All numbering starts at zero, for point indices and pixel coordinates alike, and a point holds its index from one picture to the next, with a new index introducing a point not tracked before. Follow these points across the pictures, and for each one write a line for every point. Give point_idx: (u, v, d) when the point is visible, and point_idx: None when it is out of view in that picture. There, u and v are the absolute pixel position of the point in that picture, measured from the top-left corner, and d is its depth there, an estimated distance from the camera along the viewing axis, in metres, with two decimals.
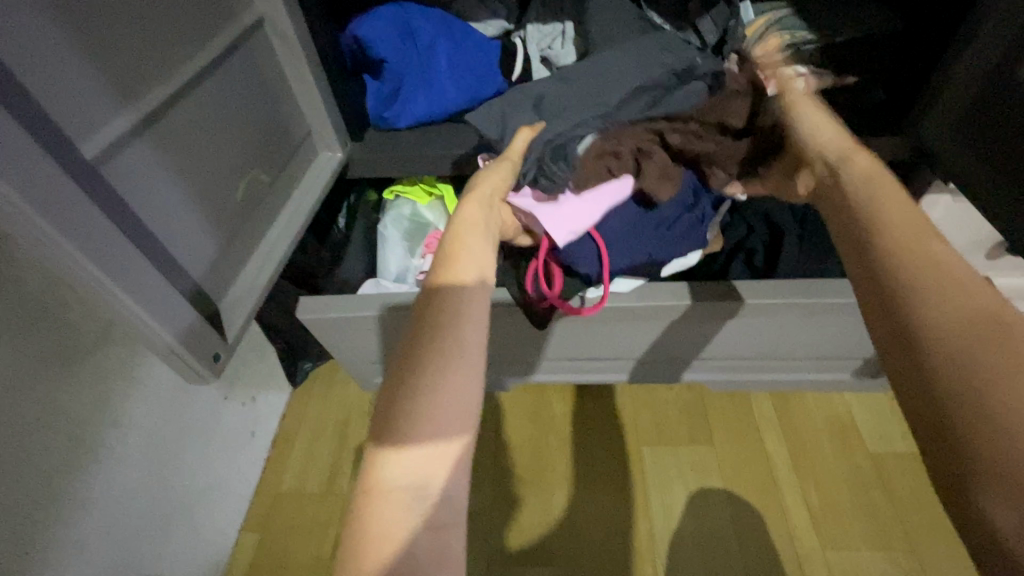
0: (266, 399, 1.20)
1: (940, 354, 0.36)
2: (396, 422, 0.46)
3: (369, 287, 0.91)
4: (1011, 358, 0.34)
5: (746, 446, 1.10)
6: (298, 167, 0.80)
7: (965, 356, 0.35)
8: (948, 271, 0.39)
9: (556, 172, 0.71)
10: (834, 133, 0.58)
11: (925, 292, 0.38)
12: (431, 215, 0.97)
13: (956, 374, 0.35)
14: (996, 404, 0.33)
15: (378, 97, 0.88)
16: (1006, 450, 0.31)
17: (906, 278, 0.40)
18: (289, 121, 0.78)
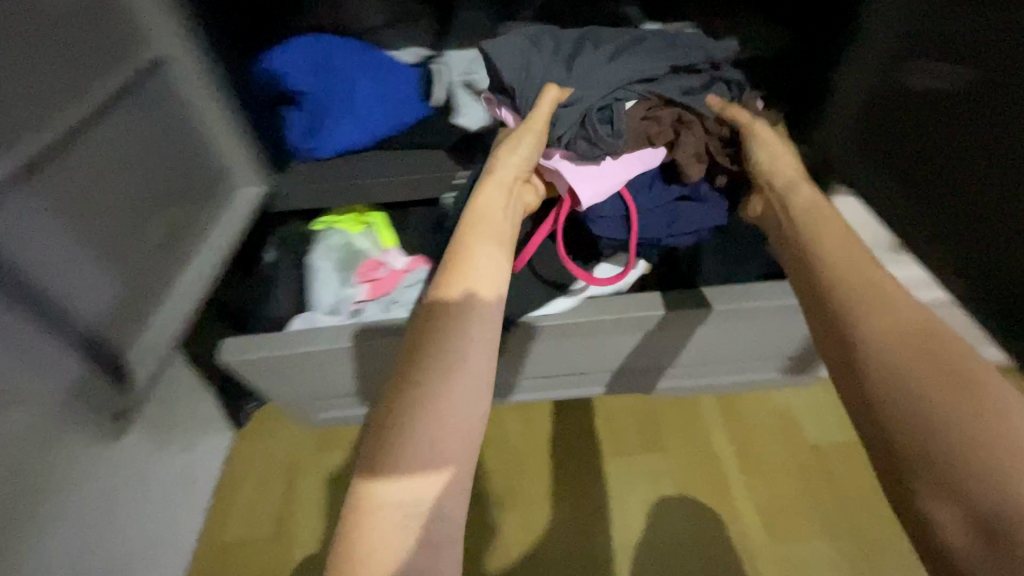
0: (207, 445, 1.14)
1: (873, 377, 0.46)
2: (398, 444, 0.47)
3: (301, 322, 0.88)
4: (944, 385, 0.43)
5: (696, 449, 1.12)
6: (214, 205, 0.78)
7: (896, 380, 0.45)
8: (893, 311, 0.49)
9: (602, 133, 0.70)
10: (790, 164, 0.70)
11: (860, 326, 0.50)
12: (364, 243, 0.95)
13: (900, 393, 0.44)
14: (923, 417, 0.42)
15: (299, 127, 0.85)
16: (928, 449, 0.41)
17: (853, 315, 0.50)
18: (201, 157, 0.76)
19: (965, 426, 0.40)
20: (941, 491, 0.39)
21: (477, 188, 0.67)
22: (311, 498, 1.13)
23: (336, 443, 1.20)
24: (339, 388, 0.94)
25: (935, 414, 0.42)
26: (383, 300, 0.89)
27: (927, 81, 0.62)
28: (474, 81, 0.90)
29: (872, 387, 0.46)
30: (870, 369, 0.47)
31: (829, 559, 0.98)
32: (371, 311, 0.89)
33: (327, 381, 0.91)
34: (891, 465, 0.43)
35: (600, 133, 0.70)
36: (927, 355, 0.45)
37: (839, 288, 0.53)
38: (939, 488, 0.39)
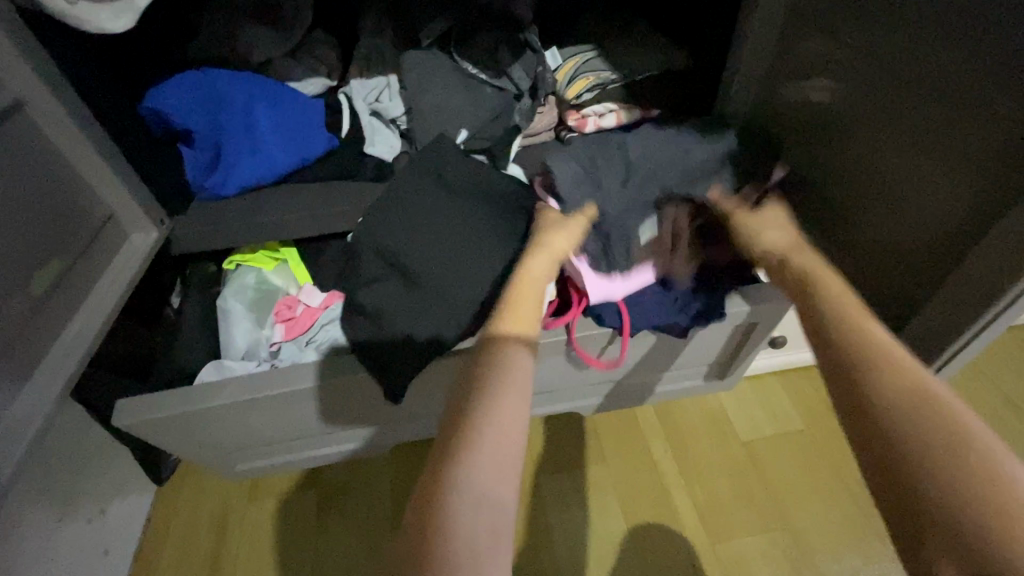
0: (122, 507, 1.05)
1: (873, 397, 0.55)
2: (464, 455, 0.55)
3: (210, 371, 0.83)
4: (920, 406, 0.53)
5: (635, 457, 1.13)
6: (99, 256, 0.72)
7: (889, 397, 0.55)
8: (892, 363, 0.57)
9: (616, 255, 0.79)
10: (785, 236, 0.76)
11: (852, 353, 0.59)
12: (279, 280, 0.91)
13: (875, 388, 0.56)
14: (930, 446, 0.50)
15: (197, 165, 0.82)
16: (932, 462, 0.49)
17: (859, 362, 0.58)
18: (82, 205, 0.70)
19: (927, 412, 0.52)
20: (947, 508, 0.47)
21: (528, 258, 0.74)
22: (243, 552, 1.06)
23: (270, 488, 1.14)
24: (256, 435, 0.92)
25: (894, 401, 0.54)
26: (301, 340, 0.87)
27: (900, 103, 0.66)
28: (383, 109, 0.89)
29: (876, 409, 0.55)
30: (869, 391, 0.56)
31: (764, 553, 1.02)
32: (291, 352, 0.86)
33: (242, 429, 0.88)
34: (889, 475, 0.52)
35: (626, 219, 0.78)
36: (915, 390, 0.54)
37: (814, 301, 0.67)
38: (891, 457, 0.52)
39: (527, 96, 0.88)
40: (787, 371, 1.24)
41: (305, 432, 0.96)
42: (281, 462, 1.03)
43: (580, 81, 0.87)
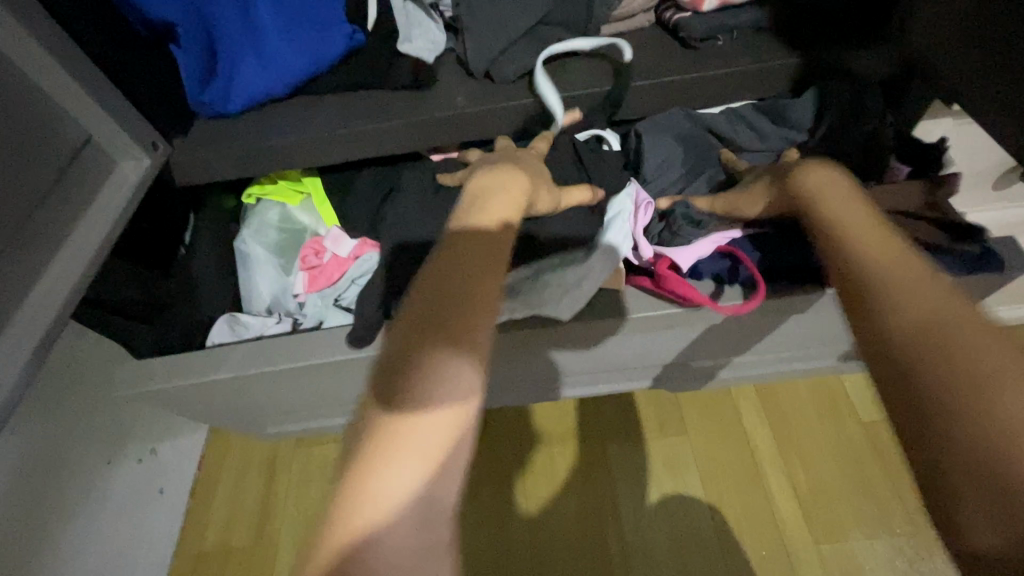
0: (170, 448, 1.01)
1: (891, 338, 0.33)
2: (408, 392, 0.33)
3: (223, 328, 0.73)
4: (944, 349, 0.31)
5: (725, 434, 0.95)
6: (82, 185, 0.58)
7: (912, 338, 0.32)
8: (915, 281, 0.35)
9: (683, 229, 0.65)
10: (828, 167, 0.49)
11: (878, 274, 0.36)
12: (307, 219, 0.77)
13: (897, 318, 0.33)
14: (989, 433, 0.28)
15: (196, 74, 0.65)
16: (992, 453, 0.27)
17: (884, 288, 0.35)
18: (50, 123, 0.55)
19: (1000, 388, 0.28)
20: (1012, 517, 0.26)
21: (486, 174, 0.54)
22: (291, 502, 1.03)
23: (316, 438, 1.08)
24: (283, 399, 0.81)
25: (974, 406, 0.29)
26: (329, 294, 0.74)
27: None
28: None
29: (904, 345, 0.32)
30: (887, 332, 0.33)
31: (885, 560, 0.84)
32: (316, 306, 0.74)
33: (264, 394, 0.77)
34: (949, 485, 0.28)
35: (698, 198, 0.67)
36: (937, 318, 0.32)
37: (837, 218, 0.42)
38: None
39: None
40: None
41: (338, 399, 0.83)
42: (323, 423, 0.93)
43: None
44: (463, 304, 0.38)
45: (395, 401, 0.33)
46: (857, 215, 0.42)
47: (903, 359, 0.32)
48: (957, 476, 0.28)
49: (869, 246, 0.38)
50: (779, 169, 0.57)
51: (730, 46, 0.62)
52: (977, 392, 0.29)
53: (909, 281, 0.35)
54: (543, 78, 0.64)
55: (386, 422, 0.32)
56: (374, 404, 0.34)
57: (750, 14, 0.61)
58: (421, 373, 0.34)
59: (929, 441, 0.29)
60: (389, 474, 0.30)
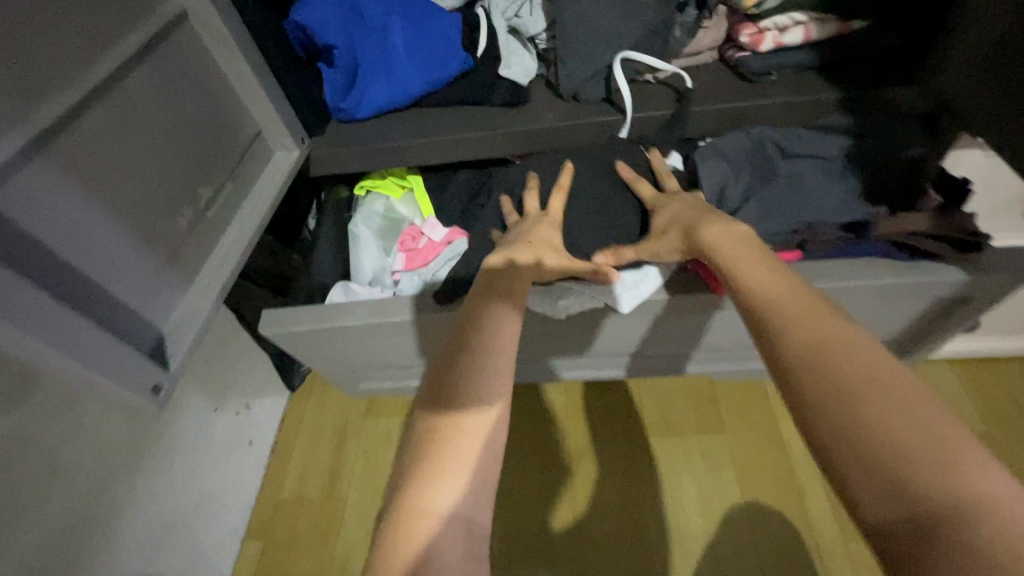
0: (261, 405, 1.16)
1: (789, 359, 0.39)
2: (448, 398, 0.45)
3: (339, 293, 0.86)
4: (839, 360, 0.37)
5: (759, 432, 1.03)
6: (251, 168, 0.75)
7: (801, 355, 0.38)
8: (803, 311, 0.41)
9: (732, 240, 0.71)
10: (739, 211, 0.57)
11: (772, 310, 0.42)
12: (405, 210, 0.91)
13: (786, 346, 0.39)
14: (869, 422, 0.33)
15: (336, 85, 0.81)
16: (870, 433, 0.33)
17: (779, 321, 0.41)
18: (234, 120, 0.71)
19: (887, 399, 0.34)
20: (884, 490, 0.31)
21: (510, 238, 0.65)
22: (359, 465, 1.16)
23: (383, 409, 1.21)
24: (372, 357, 0.94)
25: (856, 415, 0.34)
26: (420, 272, 0.87)
27: None
28: (522, 27, 0.80)
29: (796, 368, 0.38)
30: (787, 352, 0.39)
31: None
32: (409, 282, 0.87)
33: (358, 351, 0.91)
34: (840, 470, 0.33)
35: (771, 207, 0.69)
36: (828, 339, 0.39)
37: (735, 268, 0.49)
38: (919, 525, 0.30)
39: (692, 6, 0.73)
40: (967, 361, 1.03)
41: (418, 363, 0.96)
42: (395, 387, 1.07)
43: None
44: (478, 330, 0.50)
45: (450, 403, 0.44)
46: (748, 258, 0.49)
47: (792, 375, 0.38)
48: (847, 465, 0.33)
49: (767, 288, 0.45)
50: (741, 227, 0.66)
51: (782, 80, 0.73)
52: (867, 420, 0.33)
53: (794, 314, 0.41)
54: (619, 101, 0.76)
55: (443, 421, 0.44)
56: (427, 409, 0.45)
57: (805, 54, 0.71)
58: (468, 368, 0.47)
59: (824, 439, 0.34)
60: (441, 477, 0.41)
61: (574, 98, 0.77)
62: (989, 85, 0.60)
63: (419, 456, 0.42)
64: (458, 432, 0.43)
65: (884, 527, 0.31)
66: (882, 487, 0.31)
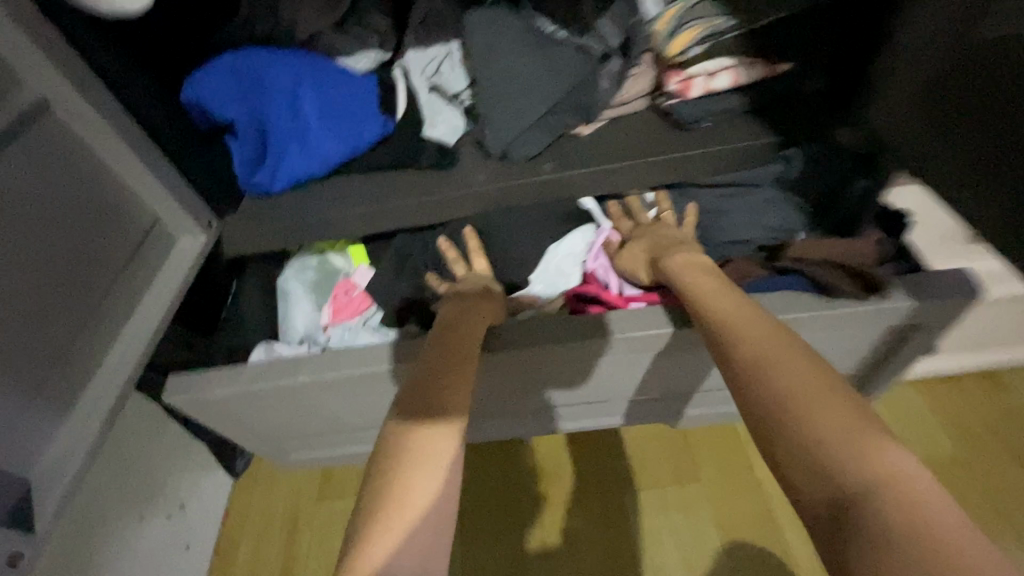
0: (200, 500, 1.05)
1: (738, 371, 0.42)
2: (422, 414, 0.47)
3: (259, 353, 0.78)
4: (789, 365, 0.40)
5: (736, 478, 0.98)
6: (146, 265, 0.66)
7: (760, 368, 0.41)
8: (749, 325, 0.45)
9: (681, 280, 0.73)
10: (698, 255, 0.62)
11: (723, 321, 0.48)
12: (341, 262, 0.85)
13: (736, 353, 0.43)
14: (800, 422, 0.36)
15: (246, 158, 0.74)
16: (809, 431, 0.36)
17: (725, 328, 0.46)
18: (121, 212, 0.63)
19: (834, 417, 0.36)
20: (812, 476, 0.34)
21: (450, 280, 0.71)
22: (312, 559, 1.04)
23: (339, 488, 1.11)
24: (333, 420, 0.83)
25: (789, 415, 0.37)
26: (352, 323, 0.80)
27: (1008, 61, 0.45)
28: (443, 84, 0.77)
29: (738, 378, 0.42)
30: (730, 357, 0.44)
31: None
32: (340, 337, 0.79)
33: (315, 412, 0.80)
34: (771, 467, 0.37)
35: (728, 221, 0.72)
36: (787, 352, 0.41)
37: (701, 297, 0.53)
38: (846, 507, 0.32)
39: (618, 56, 0.68)
40: (930, 381, 1.01)
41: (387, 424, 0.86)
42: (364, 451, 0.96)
43: (687, 30, 0.66)
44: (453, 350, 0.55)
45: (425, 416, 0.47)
46: (710, 286, 0.54)
47: (749, 387, 0.40)
48: (797, 471, 0.35)
49: (717, 302, 0.51)
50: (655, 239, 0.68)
51: (713, 126, 0.70)
52: (801, 414, 0.37)
53: (742, 328, 0.46)
54: (553, 156, 0.72)
55: (416, 429, 0.46)
56: (402, 421, 0.47)
57: (733, 98, 0.69)
58: (432, 397, 0.49)
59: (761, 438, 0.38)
60: (411, 491, 0.41)
61: (504, 156, 0.72)
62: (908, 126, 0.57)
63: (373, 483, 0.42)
64: (430, 448, 0.44)
65: (819, 516, 0.33)
66: (813, 470, 0.34)
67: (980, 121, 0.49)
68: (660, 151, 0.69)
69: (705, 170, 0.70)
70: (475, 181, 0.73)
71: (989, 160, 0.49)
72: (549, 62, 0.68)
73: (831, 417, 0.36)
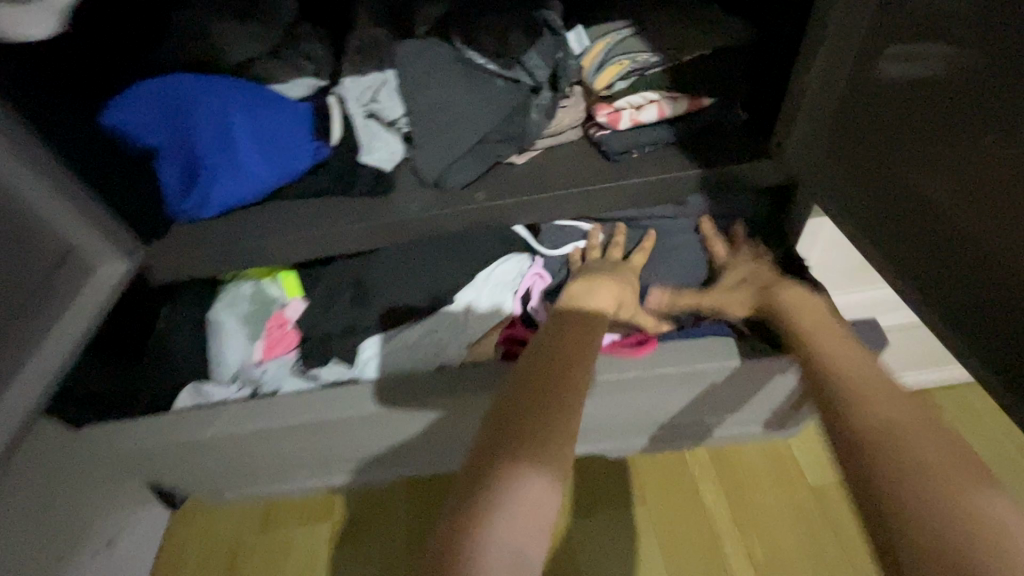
0: (131, 535, 1.00)
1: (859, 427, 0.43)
2: (545, 442, 0.43)
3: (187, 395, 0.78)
4: (898, 435, 0.41)
5: (684, 502, 0.95)
6: (60, 293, 0.64)
7: (889, 431, 0.42)
8: (880, 389, 0.47)
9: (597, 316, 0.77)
10: (808, 299, 0.64)
11: (843, 379, 0.49)
12: (276, 292, 0.82)
13: (860, 417, 0.44)
14: (922, 496, 0.36)
15: (174, 183, 0.73)
16: (921, 507, 0.36)
17: (857, 390, 0.47)
18: (34, 238, 0.60)
19: (959, 498, 0.36)
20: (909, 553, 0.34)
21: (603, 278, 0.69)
22: None
23: (280, 520, 1.07)
24: (265, 460, 0.83)
25: (891, 481, 0.38)
26: (286, 359, 0.80)
27: (922, 110, 0.48)
28: (380, 112, 0.76)
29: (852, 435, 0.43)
30: (857, 416, 0.44)
31: None
32: (275, 373, 0.79)
33: (243, 455, 0.81)
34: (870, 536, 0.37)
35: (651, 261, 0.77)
36: (928, 425, 0.42)
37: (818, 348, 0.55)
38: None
39: (548, 89, 0.70)
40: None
41: (318, 456, 0.85)
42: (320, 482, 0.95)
43: (613, 66, 0.68)
44: (567, 364, 0.51)
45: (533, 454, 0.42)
46: (830, 340, 0.56)
47: (861, 448, 0.41)
48: (893, 542, 0.35)
49: (837, 358, 0.52)
50: (757, 275, 0.71)
51: (644, 157, 0.71)
52: (912, 486, 0.37)
53: (866, 394, 0.46)
54: (486, 186, 0.72)
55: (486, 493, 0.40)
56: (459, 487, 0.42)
57: (662, 130, 0.71)
58: (519, 463, 0.41)
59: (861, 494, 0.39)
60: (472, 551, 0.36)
61: (438, 185, 0.72)
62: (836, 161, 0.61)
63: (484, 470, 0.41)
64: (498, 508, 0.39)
65: None
66: (921, 542, 0.34)
67: (899, 164, 0.52)
68: (590, 180, 0.70)
69: (635, 200, 0.71)
70: (409, 208, 0.73)
71: (907, 198, 0.52)
72: (481, 93, 0.69)
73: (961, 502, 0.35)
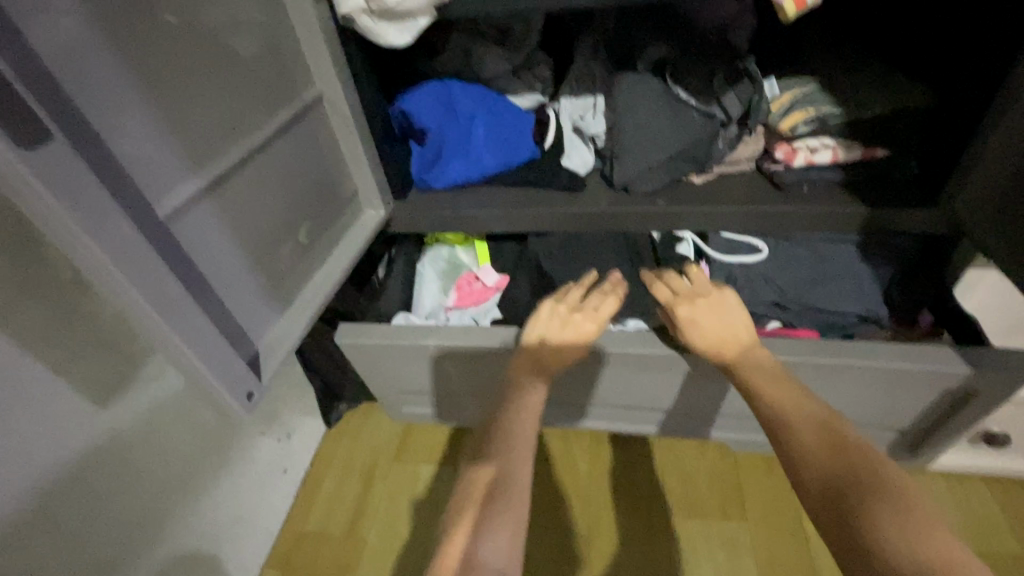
0: (301, 437, 1.23)
1: (803, 463, 0.56)
2: (482, 459, 0.63)
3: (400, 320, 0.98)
4: (841, 473, 0.53)
5: (784, 524, 1.01)
6: (342, 222, 0.87)
7: (814, 470, 0.54)
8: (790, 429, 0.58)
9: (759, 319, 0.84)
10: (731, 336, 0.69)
11: (777, 415, 0.61)
12: (467, 257, 1.03)
13: (801, 454, 0.56)
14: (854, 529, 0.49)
15: (423, 160, 0.97)
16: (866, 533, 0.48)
17: (789, 425, 0.59)
18: (338, 181, 0.85)
19: (864, 527, 0.49)
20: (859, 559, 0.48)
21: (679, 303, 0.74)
22: (381, 510, 1.18)
23: (411, 455, 1.26)
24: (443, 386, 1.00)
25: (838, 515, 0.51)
26: (473, 309, 0.98)
27: None
28: (584, 126, 0.94)
29: (802, 468, 0.56)
30: (792, 452, 0.57)
31: None
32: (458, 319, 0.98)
33: (429, 378, 0.98)
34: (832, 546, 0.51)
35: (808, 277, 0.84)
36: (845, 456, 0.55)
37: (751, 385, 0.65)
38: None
39: (735, 124, 0.85)
40: (966, 477, 1.05)
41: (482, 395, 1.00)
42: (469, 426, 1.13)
43: (797, 113, 0.80)
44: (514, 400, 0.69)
45: (476, 460, 0.63)
46: (762, 376, 0.65)
47: (812, 487, 0.54)
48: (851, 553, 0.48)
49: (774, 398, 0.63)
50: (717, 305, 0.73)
51: (813, 191, 0.82)
52: (850, 525, 0.49)
53: (797, 428, 0.58)
54: (665, 195, 0.87)
55: (451, 512, 0.59)
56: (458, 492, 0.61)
57: (832, 172, 0.82)
58: (466, 479, 0.61)
59: (823, 522, 0.52)
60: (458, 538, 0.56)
61: (628, 190, 0.87)
62: (999, 211, 0.66)
63: (470, 476, 0.62)
64: (467, 511, 0.58)
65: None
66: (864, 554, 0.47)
67: None
68: (755, 203, 0.82)
69: (797, 227, 0.81)
70: (597, 204, 0.89)
71: None
72: (679, 121, 0.85)
73: (869, 529, 0.48)
